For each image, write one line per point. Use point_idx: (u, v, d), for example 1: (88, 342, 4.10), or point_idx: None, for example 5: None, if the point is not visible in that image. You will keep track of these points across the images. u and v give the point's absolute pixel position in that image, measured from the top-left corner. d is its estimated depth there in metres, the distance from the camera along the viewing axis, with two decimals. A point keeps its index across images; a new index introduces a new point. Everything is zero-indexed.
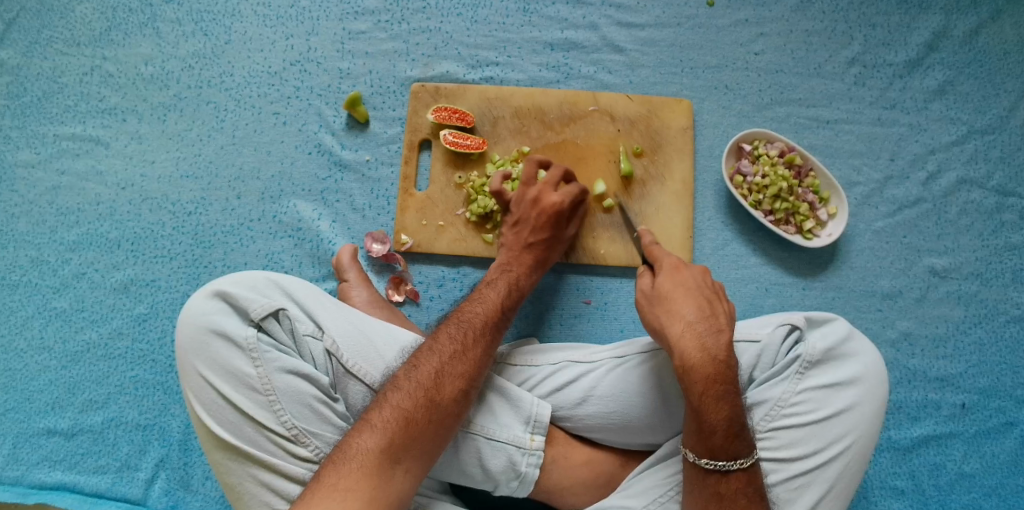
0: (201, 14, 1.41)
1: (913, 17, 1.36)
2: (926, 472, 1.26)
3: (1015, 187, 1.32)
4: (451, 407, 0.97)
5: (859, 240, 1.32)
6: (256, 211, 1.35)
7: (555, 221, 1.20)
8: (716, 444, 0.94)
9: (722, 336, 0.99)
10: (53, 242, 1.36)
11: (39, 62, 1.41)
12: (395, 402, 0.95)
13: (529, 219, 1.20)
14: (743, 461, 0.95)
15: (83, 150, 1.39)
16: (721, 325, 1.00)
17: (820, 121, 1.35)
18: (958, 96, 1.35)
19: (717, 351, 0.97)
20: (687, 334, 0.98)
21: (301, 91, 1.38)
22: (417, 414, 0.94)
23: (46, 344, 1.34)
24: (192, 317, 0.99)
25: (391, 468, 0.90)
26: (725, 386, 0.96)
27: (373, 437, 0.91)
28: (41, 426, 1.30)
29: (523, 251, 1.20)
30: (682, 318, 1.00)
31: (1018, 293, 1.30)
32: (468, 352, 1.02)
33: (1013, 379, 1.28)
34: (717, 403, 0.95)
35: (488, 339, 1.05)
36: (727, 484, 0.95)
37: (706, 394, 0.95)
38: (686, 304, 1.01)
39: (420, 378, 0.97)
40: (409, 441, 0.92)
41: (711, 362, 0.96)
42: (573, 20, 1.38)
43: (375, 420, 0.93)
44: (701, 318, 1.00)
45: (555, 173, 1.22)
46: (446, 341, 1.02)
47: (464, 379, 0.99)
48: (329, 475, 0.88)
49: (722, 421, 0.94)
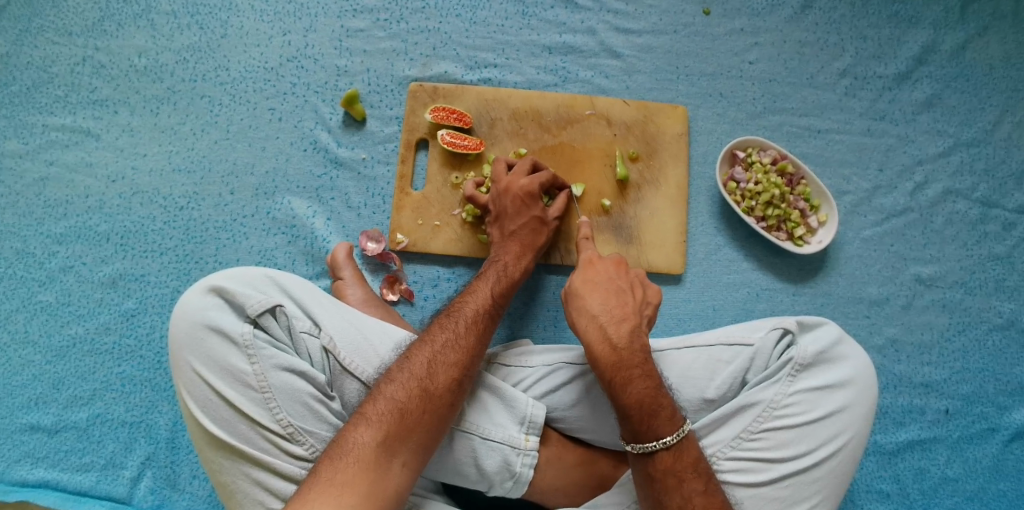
0: (197, 7, 1.40)
1: (904, 31, 1.39)
2: (910, 476, 1.28)
3: (999, 198, 1.36)
4: (445, 397, 0.96)
5: (848, 248, 1.34)
6: (250, 207, 1.34)
7: (530, 204, 1.20)
8: (636, 427, 0.97)
9: (625, 324, 1.05)
10: (40, 234, 1.34)
11: (29, 50, 1.38)
12: (390, 395, 0.95)
13: (508, 209, 1.20)
14: (667, 440, 0.96)
15: (73, 142, 1.36)
16: (624, 315, 1.06)
17: (811, 130, 1.37)
18: (945, 109, 1.38)
19: (619, 339, 1.03)
20: (590, 326, 1.05)
21: (298, 87, 1.38)
22: (411, 405, 0.94)
23: (30, 338, 1.31)
24: (187, 312, 0.98)
25: (388, 462, 0.89)
26: (631, 370, 1.00)
27: (370, 431, 0.91)
28: (23, 422, 1.28)
29: (509, 240, 1.20)
30: (588, 311, 1.07)
31: (1001, 302, 1.33)
32: (461, 341, 1.02)
33: (995, 385, 1.31)
34: (625, 385, 0.99)
35: (481, 328, 1.05)
36: (655, 464, 0.96)
37: (614, 379, 1.00)
38: (593, 298, 1.08)
39: (413, 369, 0.97)
40: (406, 432, 0.92)
41: (612, 350, 1.02)
42: (571, 25, 1.39)
43: (370, 414, 0.93)
44: (606, 310, 1.07)
45: (524, 165, 1.24)
46: (439, 331, 1.03)
47: (457, 368, 0.99)
48: (327, 470, 0.87)
49: (634, 404, 0.98)
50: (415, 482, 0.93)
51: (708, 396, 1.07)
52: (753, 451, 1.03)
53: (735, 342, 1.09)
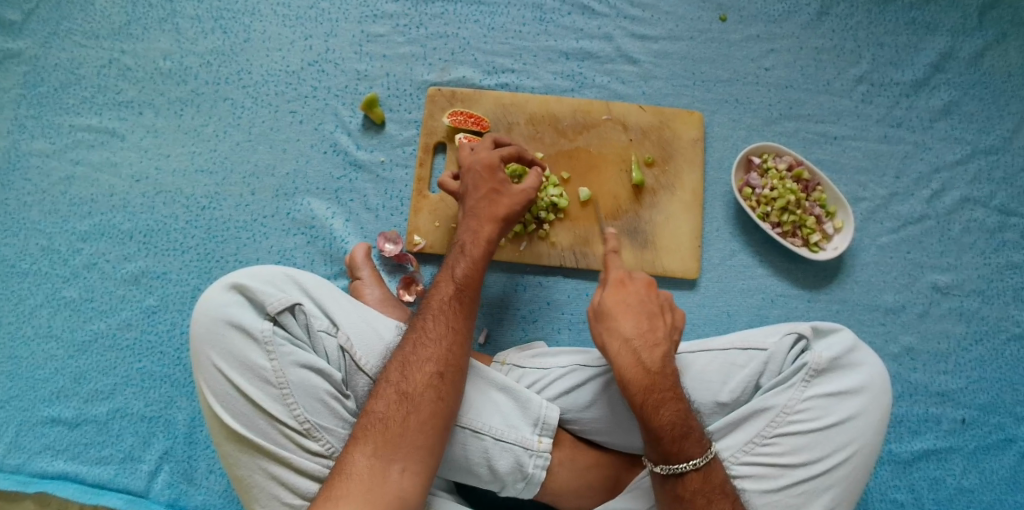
0: (221, 11, 1.43)
1: (921, 39, 1.40)
2: (925, 485, 1.27)
3: (1017, 207, 1.35)
4: (426, 394, 0.97)
5: (863, 255, 1.34)
6: (270, 207, 1.37)
7: (491, 175, 1.18)
8: (667, 449, 0.97)
9: (659, 349, 1.02)
10: (65, 232, 1.37)
11: (58, 52, 1.42)
12: (373, 409, 0.96)
13: (472, 188, 1.17)
14: (695, 462, 0.97)
15: (99, 142, 1.40)
16: (658, 340, 1.03)
17: (827, 137, 1.38)
18: (962, 117, 1.38)
19: (653, 364, 1.01)
20: (624, 350, 1.02)
21: (318, 91, 1.40)
22: (392, 412, 0.95)
23: (53, 333, 1.34)
24: (208, 308, 1.00)
25: (385, 469, 0.91)
26: (663, 394, 0.99)
27: (359, 447, 0.93)
28: (45, 414, 1.31)
29: (472, 217, 1.15)
30: (619, 334, 1.03)
31: (1019, 311, 1.33)
32: (430, 334, 1.02)
33: (1013, 395, 1.30)
34: (657, 411, 0.98)
35: (451, 316, 1.04)
36: (685, 485, 0.97)
37: (646, 403, 0.98)
38: (626, 320, 1.04)
39: (389, 376, 0.99)
40: (393, 438, 0.93)
41: (646, 375, 1.00)
42: (588, 31, 1.41)
43: (357, 432, 0.95)
44: (639, 333, 1.03)
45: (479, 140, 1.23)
46: (409, 331, 1.04)
47: (434, 362, 0.99)
48: (325, 489, 0.90)
49: (665, 427, 0.97)
50: (425, 482, 0.94)
51: (721, 400, 1.07)
52: (765, 457, 1.03)
53: (748, 347, 1.09)
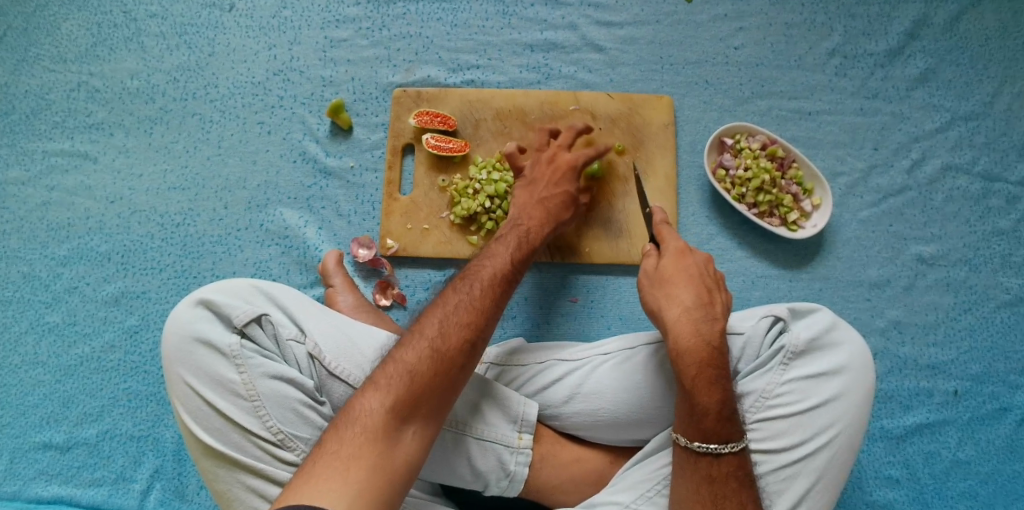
0: (185, 27, 1.43)
1: (893, 6, 1.37)
2: (921, 461, 1.25)
3: (1001, 171, 1.32)
4: (457, 358, 0.92)
5: (845, 231, 1.31)
6: (244, 220, 1.36)
7: (569, 177, 1.21)
8: (709, 427, 0.94)
9: (718, 323, 1.00)
10: (44, 258, 1.38)
11: (27, 79, 1.43)
12: (402, 357, 0.91)
13: (545, 177, 1.20)
14: (734, 445, 0.95)
15: (72, 166, 1.40)
16: (717, 314, 1.01)
17: (801, 113, 1.35)
18: (940, 83, 1.35)
19: (711, 337, 0.99)
20: (683, 319, 1.00)
21: (285, 100, 1.40)
22: (421, 367, 0.90)
23: (39, 359, 1.35)
24: (176, 326, 1.00)
25: (398, 430, 0.86)
26: (718, 370, 0.97)
27: (378, 396, 0.88)
28: (37, 440, 1.31)
29: (535, 205, 1.18)
30: (680, 303, 1.02)
31: (1008, 279, 1.30)
32: (475, 302, 0.98)
33: (1006, 364, 1.27)
34: (710, 387, 0.95)
35: (498, 293, 1.01)
36: (719, 466, 0.95)
37: (699, 378, 0.96)
38: (685, 290, 1.03)
39: (425, 331, 0.94)
40: (415, 397, 0.88)
41: (705, 348, 0.98)
42: (552, 21, 1.39)
43: (378, 379, 0.89)
44: (700, 305, 1.01)
45: (567, 137, 1.25)
46: (452, 294, 0.99)
47: (470, 329, 0.95)
48: (332, 441, 0.85)
49: (714, 404, 0.95)
50: (429, 453, 0.90)
51: None
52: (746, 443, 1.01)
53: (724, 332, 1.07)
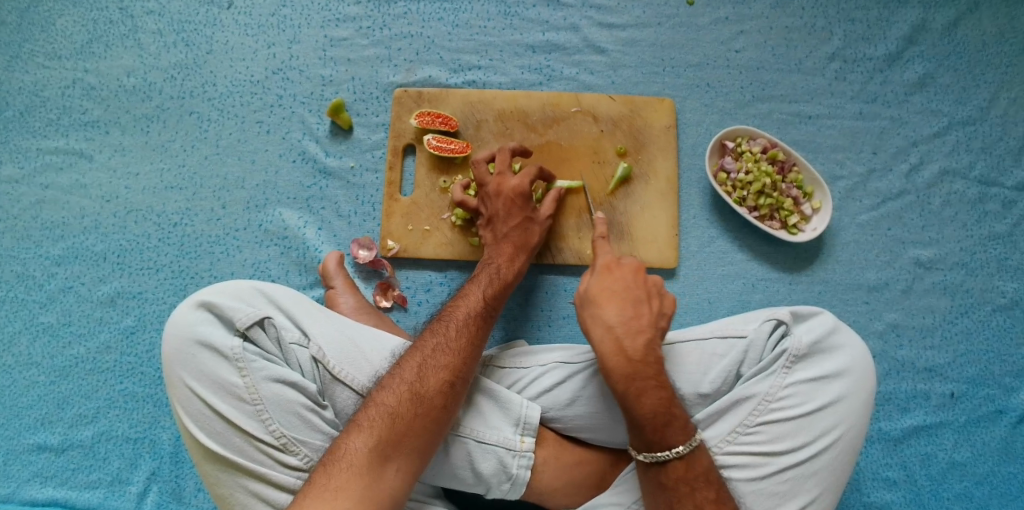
0: (183, 24, 1.41)
1: (892, 11, 1.37)
2: (917, 463, 1.26)
3: (997, 176, 1.33)
4: (436, 399, 0.96)
5: (843, 234, 1.32)
6: (242, 220, 1.35)
7: (522, 204, 1.20)
8: (649, 438, 0.96)
9: (642, 336, 1.02)
10: (39, 257, 1.36)
11: (21, 76, 1.40)
12: (382, 401, 0.95)
13: (500, 212, 1.19)
14: (679, 450, 0.95)
15: (67, 164, 1.38)
16: (641, 326, 1.03)
17: (801, 116, 1.36)
18: (937, 88, 1.36)
19: (635, 352, 1.01)
20: (606, 338, 1.02)
21: (284, 99, 1.39)
22: (402, 409, 0.94)
23: (34, 360, 1.33)
24: (177, 329, 0.99)
25: (381, 467, 0.90)
26: (646, 382, 0.98)
27: (362, 437, 0.91)
28: (31, 442, 1.30)
29: (502, 242, 1.18)
30: (604, 321, 1.04)
31: (1004, 282, 1.31)
32: (451, 344, 1.01)
33: (1001, 367, 1.29)
34: (639, 398, 0.97)
35: (473, 330, 1.04)
36: (667, 473, 0.96)
37: (627, 392, 0.98)
38: (611, 307, 1.05)
39: (404, 373, 0.98)
40: (397, 437, 0.92)
41: (628, 363, 1.00)
42: (553, 22, 1.39)
43: (362, 421, 0.93)
44: (623, 321, 1.03)
45: (506, 160, 1.22)
46: (429, 337, 1.03)
47: (448, 370, 0.99)
48: (320, 476, 0.88)
49: (648, 415, 0.96)
50: (415, 486, 0.93)
51: (703, 391, 1.05)
52: (750, 445, 1.02)
53: (728, 335, 1.07)
